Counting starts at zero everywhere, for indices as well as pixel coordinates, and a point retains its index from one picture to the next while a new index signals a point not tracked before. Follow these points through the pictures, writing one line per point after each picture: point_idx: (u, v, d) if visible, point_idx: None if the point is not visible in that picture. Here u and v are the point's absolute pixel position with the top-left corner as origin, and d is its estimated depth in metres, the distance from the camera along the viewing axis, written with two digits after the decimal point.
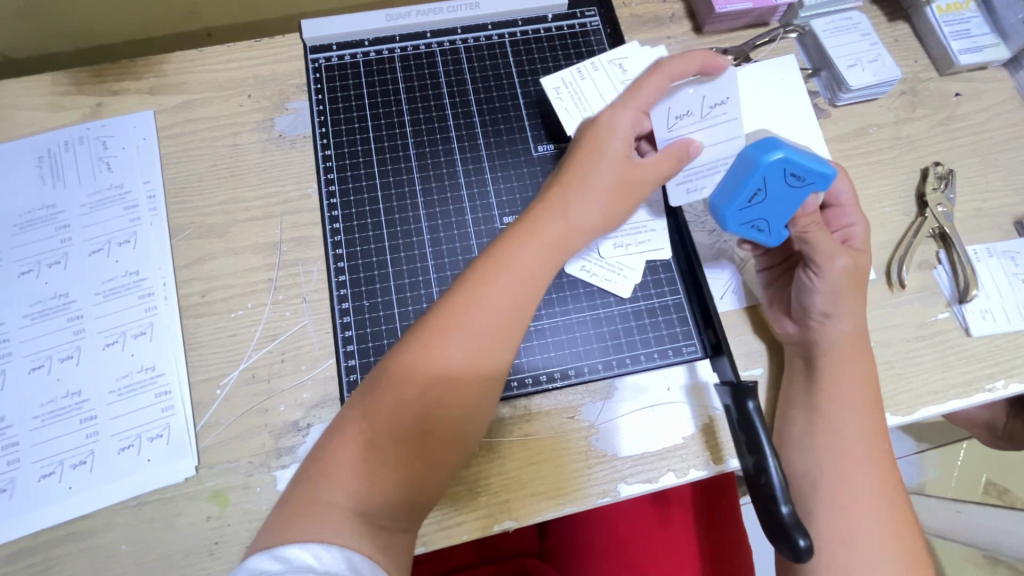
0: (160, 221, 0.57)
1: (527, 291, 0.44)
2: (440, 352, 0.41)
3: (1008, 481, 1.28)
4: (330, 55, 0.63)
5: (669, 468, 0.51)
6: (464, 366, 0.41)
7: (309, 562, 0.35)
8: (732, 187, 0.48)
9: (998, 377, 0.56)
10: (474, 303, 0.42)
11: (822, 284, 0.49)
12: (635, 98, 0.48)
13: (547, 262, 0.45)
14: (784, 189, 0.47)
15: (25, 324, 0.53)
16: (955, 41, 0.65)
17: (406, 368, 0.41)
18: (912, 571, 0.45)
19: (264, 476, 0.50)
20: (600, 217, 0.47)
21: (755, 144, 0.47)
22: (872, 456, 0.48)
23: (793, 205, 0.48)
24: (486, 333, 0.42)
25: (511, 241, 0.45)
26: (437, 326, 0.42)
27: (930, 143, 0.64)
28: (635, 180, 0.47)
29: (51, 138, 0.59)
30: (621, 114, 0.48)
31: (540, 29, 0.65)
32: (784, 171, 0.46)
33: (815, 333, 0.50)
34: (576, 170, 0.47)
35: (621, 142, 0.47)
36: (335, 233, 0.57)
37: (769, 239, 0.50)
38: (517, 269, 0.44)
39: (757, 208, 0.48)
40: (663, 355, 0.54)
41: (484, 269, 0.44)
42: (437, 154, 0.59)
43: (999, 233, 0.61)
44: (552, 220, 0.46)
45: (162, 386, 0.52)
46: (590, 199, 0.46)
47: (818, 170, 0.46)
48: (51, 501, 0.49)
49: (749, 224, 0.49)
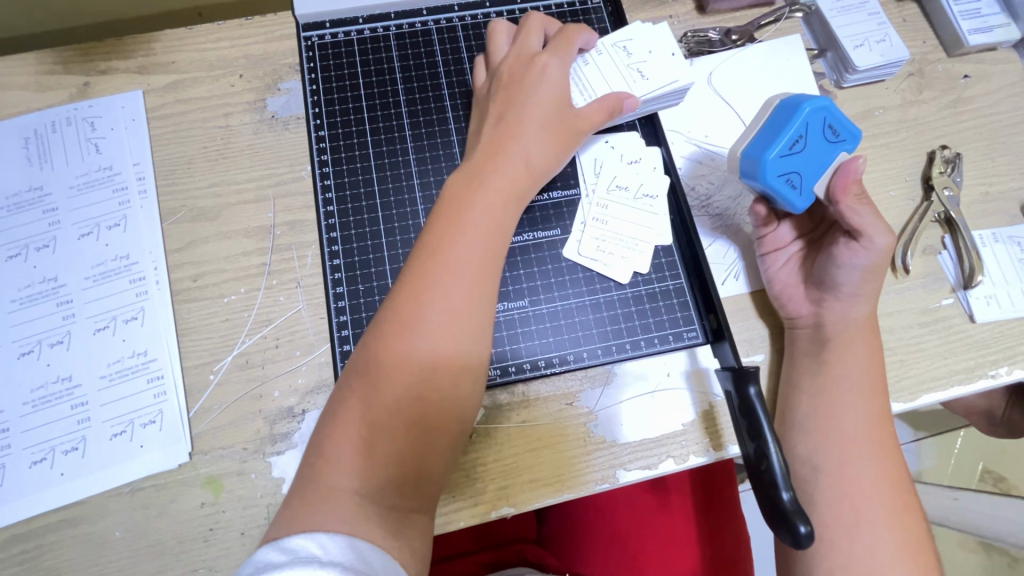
0: (150, 205, 0.56)
1: (494, 241, 0.45)
2: (417, 313, 0.41)
3: (1003, 469, 1.29)
4: (323, 32, 0.60)
5: (668, 454, 0.50)
6: (447, 327, 0.41)
7: (313, 552, 0.33)
8: (772, 134, 0.47)
9: (1001, 364, 0.55)
10: (446, 260, 0.43)
11: (864, 257, 0.48)
12: (563, 52, 0.51)
13: (506, 205, 0.46)
14: (821, 141, 0.47)
15: (14, 309, 0.52)
16: (965, 21, 0.63)
17: (386, 339, 0.41)
18: (912, 554, 0.44)
19: (258, 463, 0.50)
20: (549, 159, 0.49)
21: (791, 97, 0.48)
22: (875, 441, 0.47)
23: (826, 161, 0.48)
24: (459, 287, 0.42)
25: (469, 193, 0.46)
26: (409, 288, 0.42)
27: (937, 127, 0.63)
28: (577, 124, 0.49)
29: (37, 119, 0.58)
30: (552, 65, 0.50)
31: (539, 7, 0.63)
32: (823, 121, 0.47)
33: (832, 316, 0.49)
34: (519, 118, 0.49)
35: (553, 91, 0.50)
36: (329, 216, 0.55)
37: (798, 199, 0.48)
38: (481, 219, 0.44)
39: (794, 160, 0.47)
40: (664, 341, 0.53)
41: (446, 225, 0.44)
42: (433, 135, 0.58)
43: (1006, 218, 0.60)
44: (506, 168, 0.47)
45: (154, 372, 0.51)
46: (540, 144, 0.48)
47: (850, 128, 0.47)
48: (42, 487, 0.48)
49: (784, 176, 0.47)
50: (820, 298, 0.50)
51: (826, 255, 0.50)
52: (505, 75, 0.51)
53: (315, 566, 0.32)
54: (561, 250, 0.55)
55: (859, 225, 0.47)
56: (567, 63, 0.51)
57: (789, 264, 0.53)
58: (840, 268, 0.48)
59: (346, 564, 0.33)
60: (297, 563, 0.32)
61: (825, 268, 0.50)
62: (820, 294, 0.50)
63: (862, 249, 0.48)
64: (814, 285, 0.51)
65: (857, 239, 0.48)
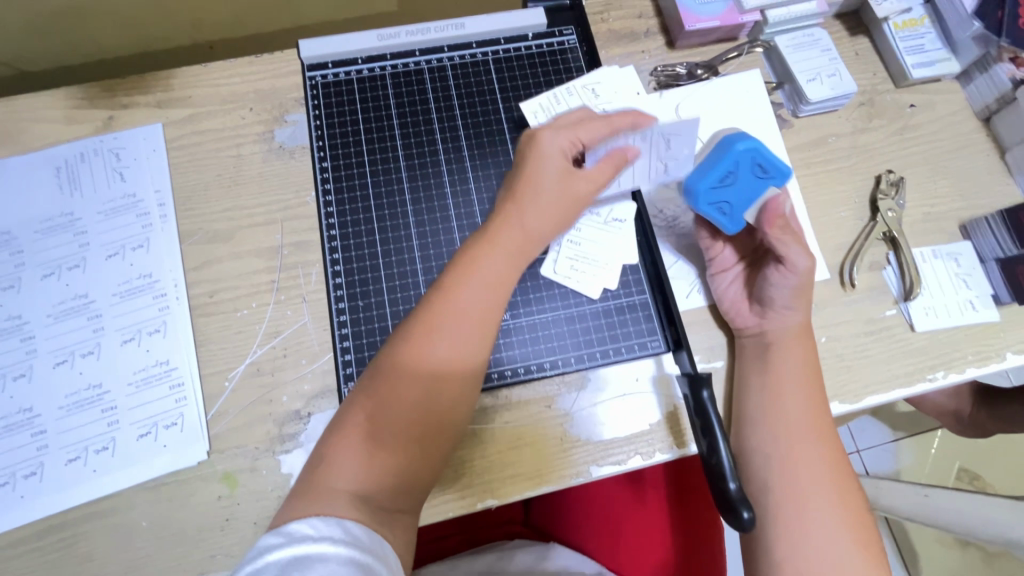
0: (170, 228, 0.62)
1: (497, 293, 0.50)
2: (424, 352, 0.47)
3: (980, 467, 1.33)
4: (326, 72, 0.66)
5: (636, 451, 0.56)
6: (448, 368, 0.48)
7: (307, 531, 0.39)
8: (707, 167, 0.56)
9: (937, 368, 0.61)
10: (450, 307, 0.49)
11: (791, 278, 0.54)
12: (574, 129, 0.54)
13: (508, 264, 0.51)
14: (751, 176, 0.56)
15: (49, 322, 0.58)
16: (910, 56, 0.69)
17: (396, 366, 0.47)
18: (854, 533, 0.49)
19: (269, 460, 0.55)
20: (550, 222, 0.53)
21: (728, 138, 0.57)
22: (817, 433, 0.52)
23: (754, 194, 0.56)
24: (463, 330, 0.49)
25: (474, 247, 0.52)
26: (415, 332, 0.48)
27: (885, 152, 0.69)
28: (577, 190, 0.53)
29: (66, 151, 0.64)
30: (557, 138, 0.53)
31: (521, 47, 0.68)
32: (751, 161, 0.55)
33: (772, 325, 0.55)
34: (524, 184, 0.53)
35: (561, 163, 0.53)
36: (331, 239, 0.61)
37: (728, 223, 0.56)
38: (484, 274, 0.50)
39: (725, 190, 0.56)
40: (631, 350, 0.59)
41: (456, 275, 0.50)
42: (425, 165, 0.63)
43: (945, 236, 0.66)
44: (511, 230, 0.52)
45: (175, 379, 0.57)
46: (541, 208, 0.52)
47: (777, 166, 0.55)
48: (77, 483, 0.54)
49: (715, 204, 0.56)
50: (761, 313, 0.56)
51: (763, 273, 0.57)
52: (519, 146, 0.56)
53: (310, 543, 0.38)
54: (539, 268, 0.61)
55: (784, 253, 0.54)
56: (572, 138, 0.54)
57: (735, 282, 0.59)
58: (771, 287, 0.55)
59: (337, 536, 0.39)
60: (293, 542, 0.38)
61: (762, 285, 0.56)
62: (761, 308, 0.56)
63: (789, 271, 0.54)
64: (756, 299, 0.57)
65: (783, 263, 0.54)
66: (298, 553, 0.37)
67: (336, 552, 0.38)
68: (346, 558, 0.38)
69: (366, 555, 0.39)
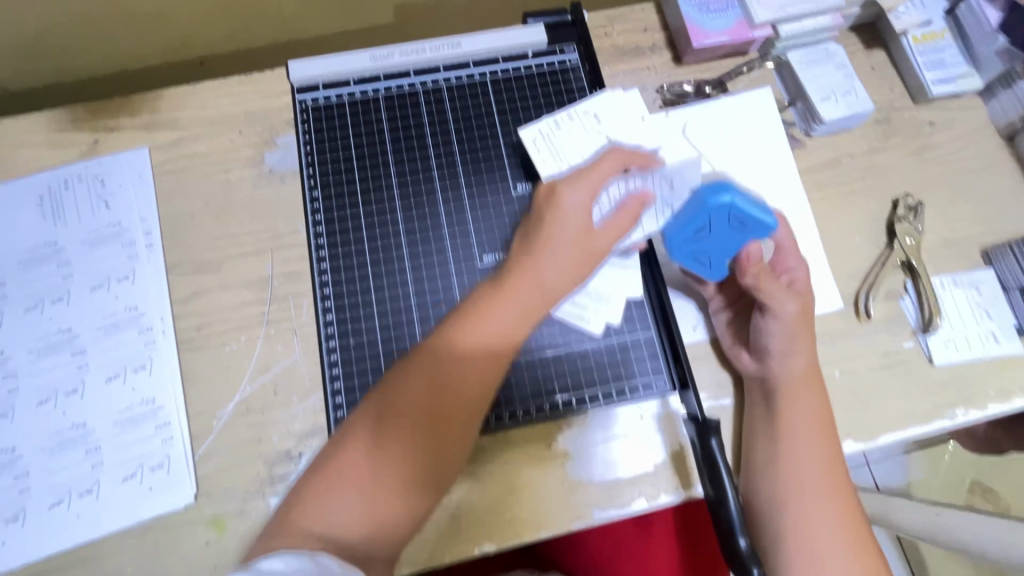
0: (157, 258, 0.60)
1: (505, 346, 0.49)
2: (426, 401, 0.46)
3: (993, 480, 1.29)
4: (316, 95, 0.64)
5: (641, 493, 0.54)
6: (449, 419, 0.46)
7: (273, 568, 0.36)
8: (683, 220, 0.52)
9: (957, 405, 0.58)
10: (455, 356, 0.47)
11: (778, 325, 0.52)
12: (590, 177, 0.51)
13: (520, 320, 0.49)
14: (728, 230, 0.51)
15: (32, 359, 0.56)
16: (929, 71, 0.66)
17: (396, 410, 0.46)
18: None
19: (259, 503, 0.53)
20: (568, 278, 0.50)
21: (703, 188, 0.51)
22: (830, 481, 0.50)
23: (733, 246, 0.52)
24: (468, 382, 0.47)
25: (485, 295, 0.50)
26: (418, 374, 0.47)
27: (903, 173, 0.66)
28: (597, 246, 0.51)
29: (50, 178, 0.62)
30: (577, 194, 0.51)
31: (520, 67, 0.65)
32: (728, 214, 0.51)
33: (773, 370, 0.53)
34: (541, 234, 0.51)
35: (580, 218, 0.51)
36: (322, 272, 0.59)
37: (708, 272, 0.54)
38: (493, 325, 0.48)
39: (701, 243, 0.53)
40: (635, 388, 0.57)
41: (464, 322, 0.48)
42: (420, 194, 0.61)
43: (966, 263, 0.63)
44: (526, 280, 0.50)
45: (162, 418, 0.55)
46: (558, 264, 0.50)
47: (758, 219, 0.50)
48: (60, 528, 0.52)
49: (693, 256, 0.54)
50: (759, 357, 0.53)
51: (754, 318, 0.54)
52: (536, 199, 0.53)
53: None
54: None
55: (768, 300, 0.52)
56: (588, 188, 0.51)
57: (732, 323, 0.56)
58: (762, 334, 0.53)
59: (306, 570, 0.36)
60: None
61: (755, 330, 0.53)
62: (759, 353, 0.54)
63: (775, 319, 0.52)
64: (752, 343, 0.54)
65: (767, 308, 0.52)
66: None
67: None
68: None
69: None
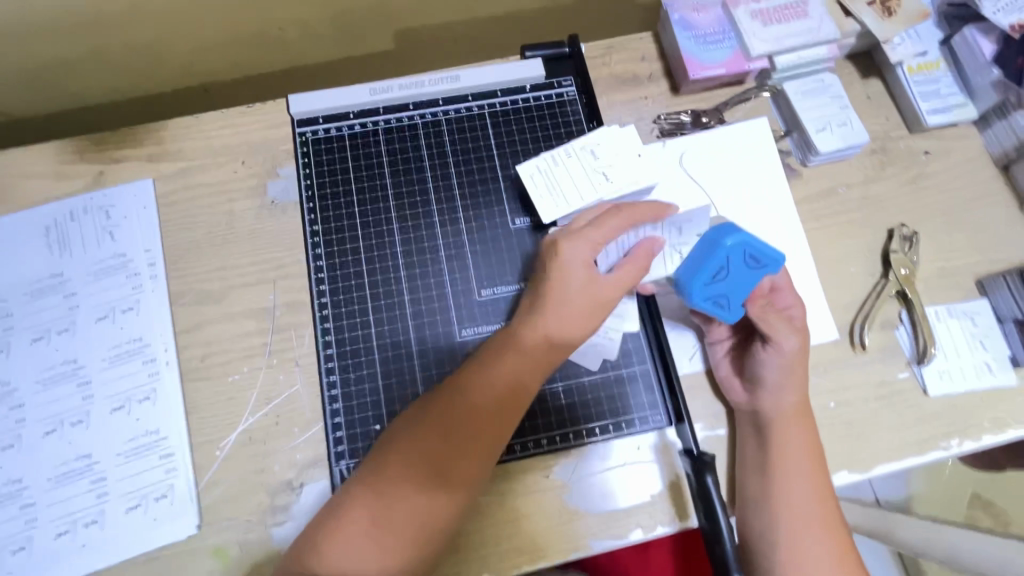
0: (161, 288, 0.61)
1: (514, 399, 0.50)
2: (436, 454, 0.47)
3: (996, 495, 1.28)
4: (317, 128, 0.65)
5: (637, 523, 0.55)
6: (457, 472, 0.47)
7: None
8: (697, 264, 0.53)
9: (952, 436, 0.59)
10: (463, 410, 0.48)
11: (778, 357, 0.53)
12: (592, 232, 0.52)
13: (527, 374, 0.50)
14: (745, 268, 0.51)
15: (39, 389, 0.57)
16: (925, 102, 0.67)
17: (404, 463, 0.47)
18: None
19: (261, 533, 0.54)
20: (574, 331, 0.51)
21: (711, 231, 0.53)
22: (822, 516, 0.50)
23: (752, 284, 0.52)
24: (477, 435, 0.48)
25: (494, 349, 0.51)
26: (429, 425, 0.48)
27: (898, 203, 0.66)
28: (604, 297, 0.51)
29: (56, 209, 0.63)
30: (579, 248, 0.52)
31: (518, 99, 0.66)
32: (742, 253, 0.51)
33: (764, 404, 0.53)
34: (548, 288, 0.52)
35: (583, 271, 0.52)
36: (322, 305, 0.60)
37: (728, 314, 0.53)
38: (502, 379, 0.50)
39: (719, 286, 0.52)
40: (631, 421, 0.57)
41: (472, 376, 0.50)
42: (419, 228, 0.62)
43: (961, 292, 0.63)
44: (533, 334, 0.51)
45: (165, 449, 0.56)
46: (565, 318, 0.51)
47: (771, 255, 0.51)
48: (66, 558, 0.53)
49: (711, 300, 0.53)
50: (752, 389, 0.54)
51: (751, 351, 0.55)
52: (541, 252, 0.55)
53: None
54: None
55: (771, 331, 0.53)
56: (591, 243, 0.52)
57: (729, 354, 0.57)
58: (760, 366, 0.53)
59: None
60: None
61: (753, 363, 0.54)
62: (752, 385, 0.54)
63: (775, 351, 0.53)
64: (747, 375, 0.55)
65: (769, 341, 0.53)
66: None
67: None
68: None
69: None
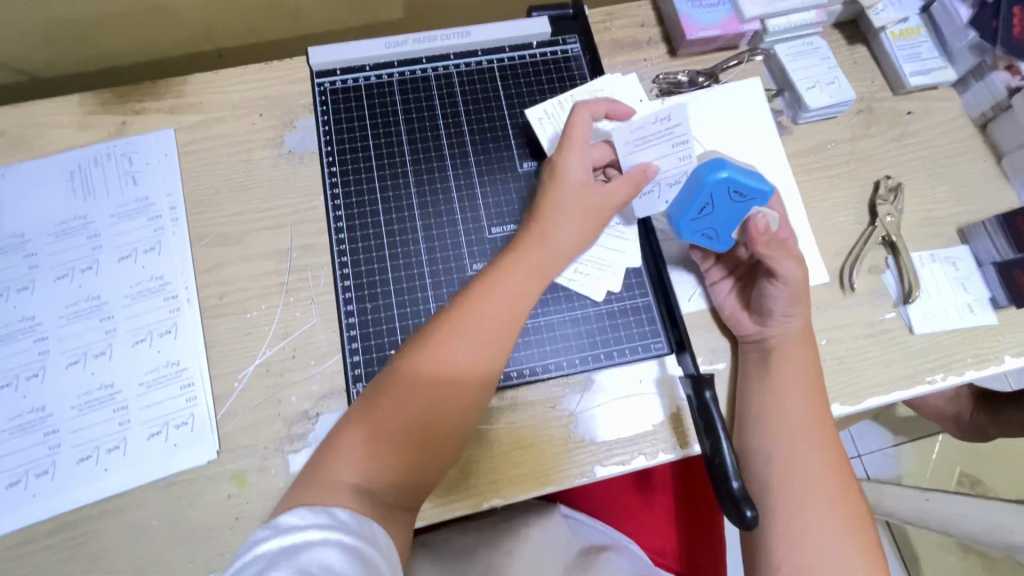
0: (182, 231, 0.63)
1: (517, 309, 0.52)
2: (443, 360, 0.49)
3: (981, 472, 1.32)
4: (334, 79, 0.68)
5: (640, 451, 0.57)
6: (463, 374, 0.50)
7: (294, 522, 0.40)
8: (684, 202, 0.56)
9: (937, 371, 0.62)
10: (468, 319, 0.51)
11: (784, 290, 0.55)
12: (580, 146, 0.57)
13: (535, 282, 0.53)
14: (729, 202, 0.54)
15: (62, 323, 0.59)
16: (907, 64, 0.71)
17: (415, 371, 0.49)
18: (856, 527, 0.50)
19: (278, 459, 0.56)
20: (572, 241, 0.55)
21: (702, 166, 0.54)
22: (817, 432, 0.53)
23: (737, 217, 0.55)
24: (483, 340, 0.50)
25: (499, 266, 0.54)
26: (437, 335, 0.50)
27: (884, 159, 0.70)
28: (598, 204, 0.55)
29: (80, 155, 0.65)
30: (572, 162, 0.56)
31: (526, 55, 0.70)
32: (727, 189, 0.54)
33: (771, 332, 0.57)
34: (547, 203, 0.56)
35: (577, 183, 0.56)
36: (339, 242, 0.62)
37: (716, 244, 0.58)
38: (505, 291, 0.52)
39: (706, 220, 0.56)
40: (634, 351, 0.60)
41: (477, 290, 0.52)
42: (432, 170, 0.65)
43: (943, 241, 0.67)
44: (535, 249, 0.54)
45: (186, 379, 0.58)
46: (564, 229, 0.55)
47: (756, 189, 0.53)
48: (88, 481, 0.55)
49: (700, 232, 0.57)
50: (762, 321, 0.57)
51: (758, 286, 0.58)
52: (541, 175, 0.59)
53: (297, 531, 0.40)
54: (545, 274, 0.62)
55: (775, 267, 0.55)
56: (582, 157, 0.56)
57: (735, 289, 0.60)
58: (767, 300, 0.56)
59: (322, 522, 0.41)
60: (281, 533, 0.40)
61: (760, 297, 0.57)
62: (760, 317, 0.58)
63: (782, 284, 0.55)
64: (754, 308, 0.58)
65: (775, 276, 0.56)
66: (282, 546, 0.39)
67: (321, 538, 0.39)
68: (334, 543, 0.39)
69: (353, 539, 0.40)
